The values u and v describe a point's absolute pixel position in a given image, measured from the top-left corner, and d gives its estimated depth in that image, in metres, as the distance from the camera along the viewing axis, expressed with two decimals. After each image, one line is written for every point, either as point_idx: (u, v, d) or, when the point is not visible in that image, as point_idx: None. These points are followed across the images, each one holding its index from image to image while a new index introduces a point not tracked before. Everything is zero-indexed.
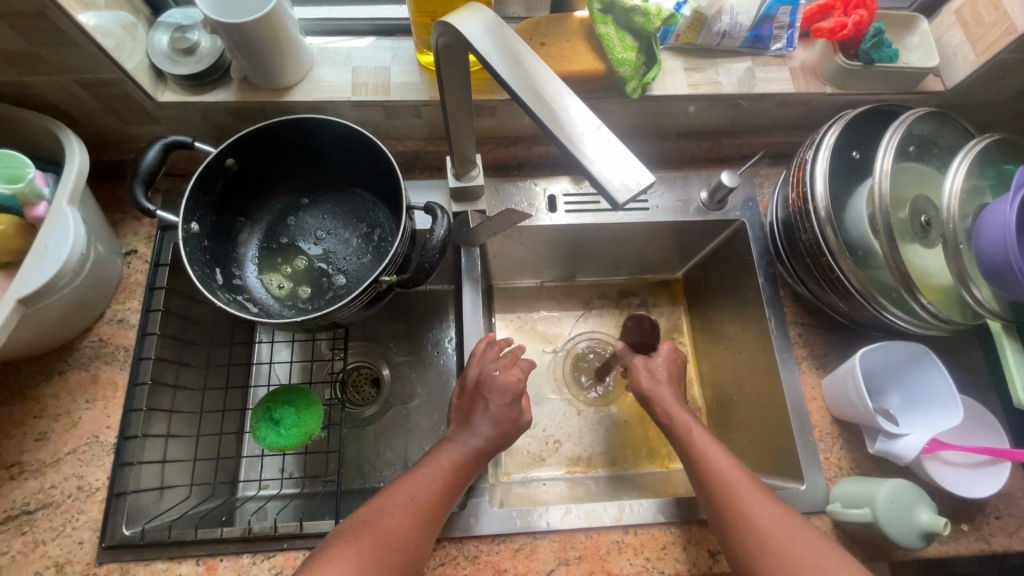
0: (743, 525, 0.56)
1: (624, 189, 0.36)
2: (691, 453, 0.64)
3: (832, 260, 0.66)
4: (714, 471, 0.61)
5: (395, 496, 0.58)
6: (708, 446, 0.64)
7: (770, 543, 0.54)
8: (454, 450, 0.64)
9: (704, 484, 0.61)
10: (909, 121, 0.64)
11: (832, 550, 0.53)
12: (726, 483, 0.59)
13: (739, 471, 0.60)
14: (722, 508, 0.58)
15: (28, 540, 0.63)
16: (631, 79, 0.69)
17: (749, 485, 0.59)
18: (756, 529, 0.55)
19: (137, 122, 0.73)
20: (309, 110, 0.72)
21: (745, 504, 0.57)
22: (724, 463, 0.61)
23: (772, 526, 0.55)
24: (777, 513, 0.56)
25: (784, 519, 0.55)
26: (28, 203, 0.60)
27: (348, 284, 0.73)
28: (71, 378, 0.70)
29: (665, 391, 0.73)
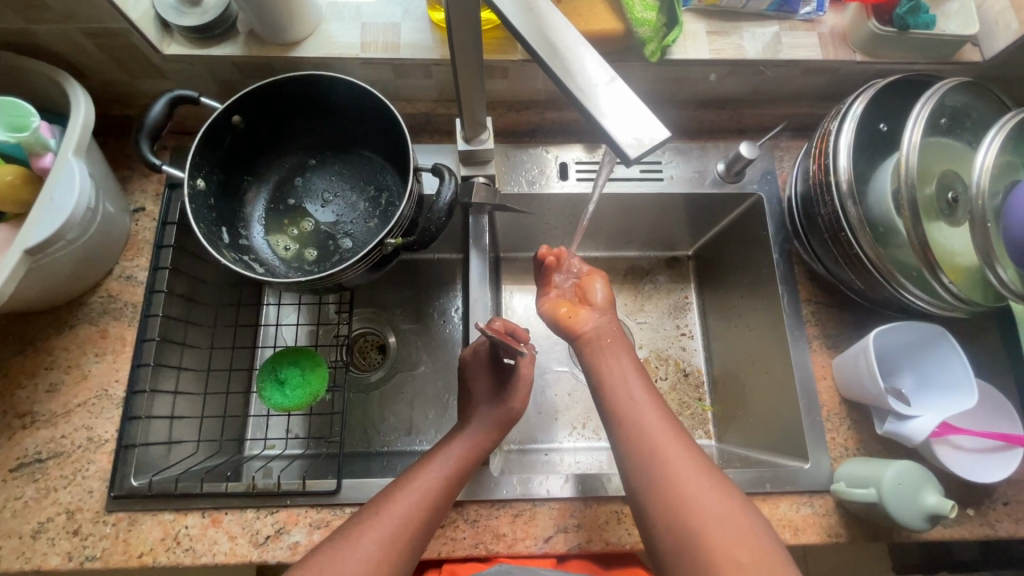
0: (662, 478, 0.53)
1: (636, 144, 0.34)
2: (617, 399, 0.60)
3: (852, 235, 0.64)
4: (634, 422, 0.57)
5: (365, 538, 0.55)
6: (637, 394, 0.59)
7: (684, 502, 0.52)
8: (431, 476, 0.61)
9: (626, 433, 0.57)
10: (943, 91, 0.60)
11: (747, 520, 0.51)
12: (646, 436, 0.56)
13: (668, 423, 0.57)
14: (640, 441, 0.56)
15: (41, 487, 0.64)
16: (651, 41, 0.66)
17: (676, 442, 0.55)
18: (677, 483, 0.53)
19: (143, 75, 0.72)
20: (316, 67, 0.70)
21: (664, 457, 0.54)
22: (655, 413, 0.58)
23: (693, 484, 0.52)
24: (702, 472, 0.53)
25: (706, 479, 0.53)
26: (35, 153, 0.60)
27: (354, 247, 0.73)
28: (80, 332, 0.70)
29: (606, 321, 0.66)
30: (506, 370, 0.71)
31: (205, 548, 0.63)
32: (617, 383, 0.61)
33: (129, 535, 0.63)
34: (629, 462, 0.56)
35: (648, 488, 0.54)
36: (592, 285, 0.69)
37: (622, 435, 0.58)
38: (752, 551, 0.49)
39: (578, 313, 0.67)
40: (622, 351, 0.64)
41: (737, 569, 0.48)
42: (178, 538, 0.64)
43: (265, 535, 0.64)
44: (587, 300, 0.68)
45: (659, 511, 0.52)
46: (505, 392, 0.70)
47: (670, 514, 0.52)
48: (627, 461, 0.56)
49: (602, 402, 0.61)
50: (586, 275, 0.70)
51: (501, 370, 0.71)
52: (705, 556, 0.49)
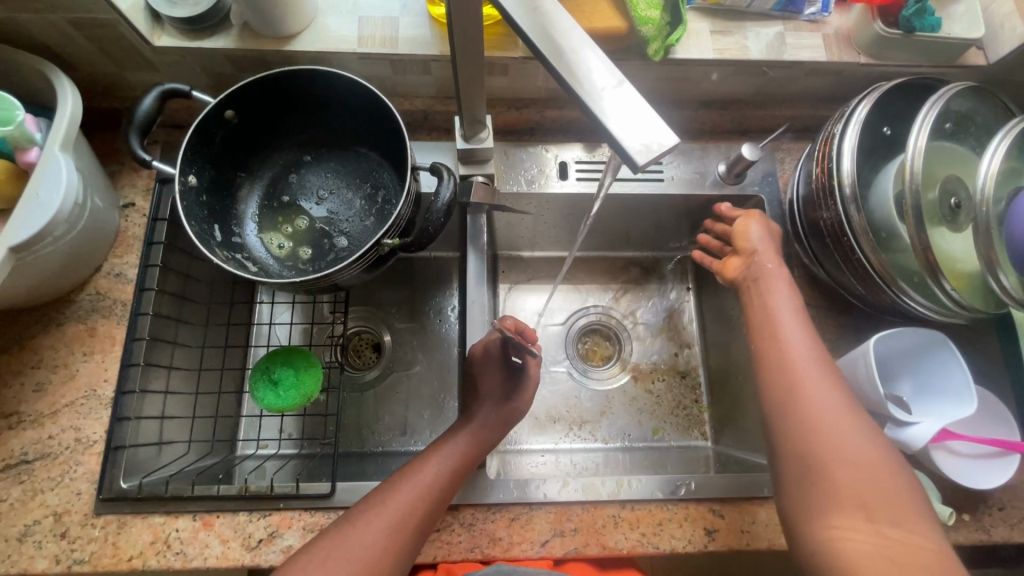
0: (801, 408, 0.53)
1: (644, 150, 0.33)
2: (765, 336, 0.60)
3: (854, 240, 0.63)
4: (786, 360, 0.57)
5: (369, 524, 0.56)
6: (798, 332, 0.59)
7: (820, 430, 0.52)
8: (435, 468, 0.61)
9: (771, 364, 0.57)
10: (949, 96, 0.60)
11: (886, 462, 0.50)
12: (791, 369, 0.56)
13: (819, 360, 0.57)
14: (782, 373, 0.56)
15: (27, 489, 0.63)
16: (654, 40, 0.65)
17: (822, 374, 0.55)
18: (818, 415, 0.53)
19: (132, 67, 0.70)
20: (312, 61, 0.69)
21: (809, 388, 0.54)
22: (805, 350, 0.57)
23: (833, 415, 0.53)
24: (845, 406, 0.53)
25: (849, 414, 0.53)
26: (20, 147, 0.58)
27: (350, 246, 0.71)
28: (68, 330, 0.69)
29: (773, 266, 0.65)
30: (515, 371, 0.71)
31: (196, 552, 0.62)
32: (767, 321, 0.61)
33: (118, 538, 0.62)
34: (768, 390, 0.56)
35: (783, 416, 0.54)
36: (742, 226, 0.69)
37: (765, 365, 0.58)
38: (881, 491, 0.49)
39: (730, 263, 0.70)
40: (779, 283, 0.63)
41: (860, 503, 0.48)
42: (169, 542, 0.63)
43: (258, 538, 0.63)
44: (738, 245, 0.69)
45: (788, 438, 0.53)
46: (509, 391, 0.70)
47: (803, 441, 0.52)
48: (767, 391, 0.57)
49: (754, 333, 0.61)
50: (739, 218, 0.70)
51: (509, 368, 0.70)
52: (827, 484, 0.50)
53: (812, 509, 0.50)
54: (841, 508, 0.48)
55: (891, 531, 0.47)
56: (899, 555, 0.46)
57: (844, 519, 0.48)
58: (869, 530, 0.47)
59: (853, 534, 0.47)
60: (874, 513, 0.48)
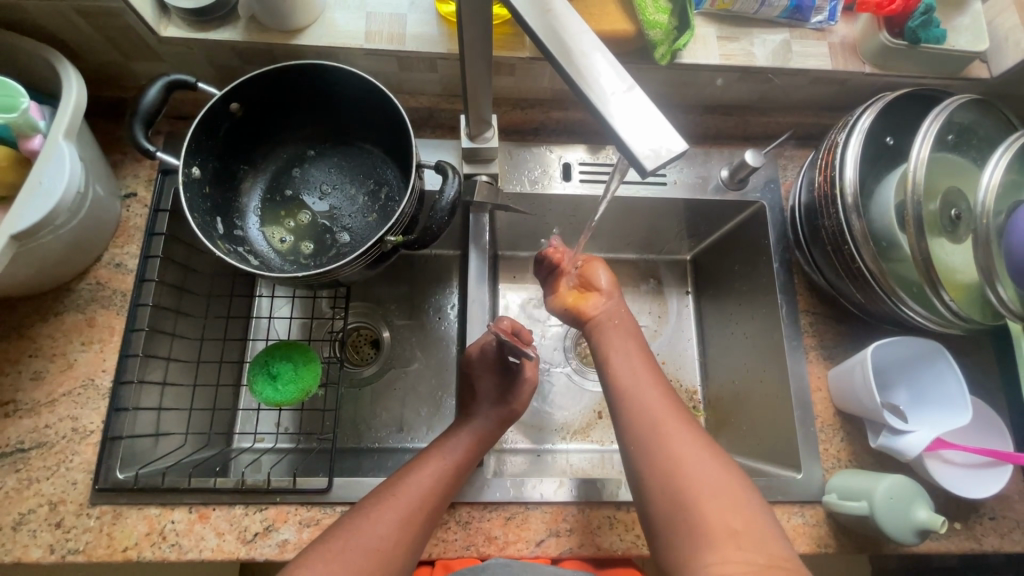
0: (659, 449, 0.53)
1: (653, 155, 0.34)
2: (621, 377, 0.60)
3: (855, 249, 0.63)
4: (639, 401, 0.57)
5: (381, 517, 0.56)
6: (644, 373, 0.60)
7: (677, 468, 0.51)
8: (440, 463, 0.62)
9: (626, 410, 0.57)
10: (952, 108, 0.60)
11: (740, 490, 0.50)
12: (647, 409, 0.56)
13: (667, 398, 0.57)
14: (641, 414, 0.56)
15: (22, 477, 0.63)
16: (661, 44, 0.65)
17: (672, 413, 0.56)
18: (677, 453, 0.52)
19: (138, 57, 0.69)
20: (319, 56, 0.69)
21: (665, 426, 0.54)
22: (656, 388, 0.58)
23: (686, 450, 0.52)
24: (698, 442, 0.53)
25: (703, 449, 0.52)
26: (23, 135, 0.58)
27: (352, 242, 0.71)
28: (67, 319, 0.69)
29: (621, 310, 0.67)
30: (512, 371, 0.71)
31: (192, 544, 0.62)
32: (621, 363, 0.61)
33: (114, 529, 0.62)
34: (629, 436, 0.56)
35: (645, 458, 0.53)
36: (592, 273, 0.69)
37: (621, 411, 0.58)
38: (743, 517, 0.48)
39: (587, 298, 0.68)
40: (615, 329, 0.65)
41: (729, 533, 0.47)
42: (164, 533, 0.62)
43: (253, 532, 0.63)
44: (591, 286, 0.69)
45: (652, 479, 0.52)
46: (508, 390, 0.70)
47: (665, 480, 0.51)
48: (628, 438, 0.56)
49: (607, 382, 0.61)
50: (586, 262, 0.70)
51: (504, 369, 0.70)
52: (694, 519, 0.49)
53: (683, 548, 0.48)
54: (711, 543, 0.47)
55: (757, 558, 0.46)
56: None
57: (717, 554, 0.47)
58: (740, 559, 0.46)
59: (729, 566, 0.46)
60: (744, 541, 0.47)
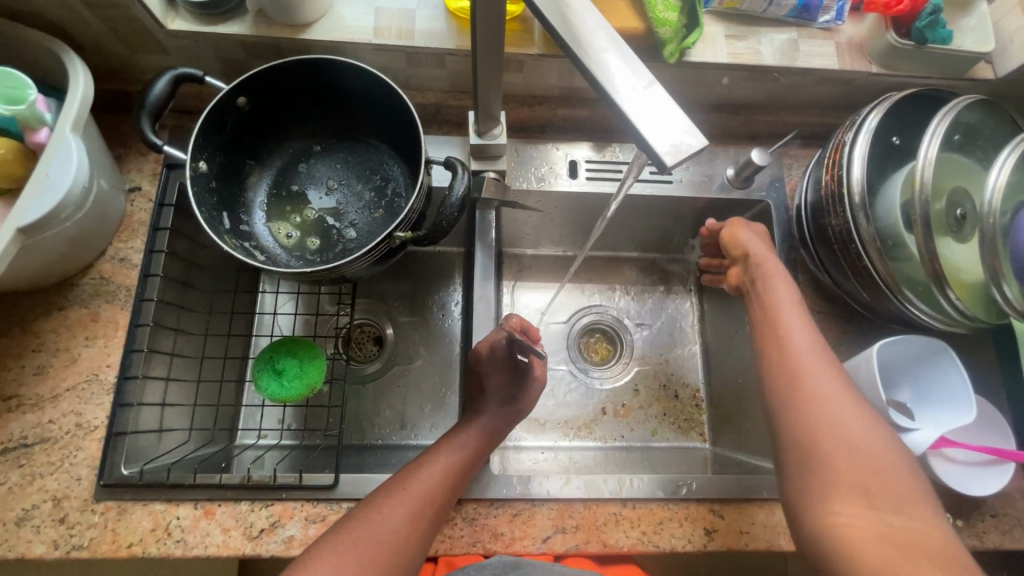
0: (806, 398, 0.53)
1: (673, 151, 0.34)
2: (772, 327, 0.60)
3: (862, 247, 0.64)
4: (790, 354, 0.57)
5: (393, 510, 0.56)
6: (799, 324, 0.59)
7: (822, 419, 0.52)
8: (450, 458, 0.62)
9: (773, 357, 0.58)
10: (959, 108, 0.60)
11: (883, 447, 0.51)
12: (796, 360, 0.56)
13: (819, 352, 0.57)
14: (783, 367, 0.56)
15: (25, 473, 0.62)
16: (671, 41, 0.65)
17: (824, 367, 0.55)
18: (819, 410, 0.53)
19: (143, 50, 0.69)
20: (326, 50, 0.68)
21: (808, 380, 0.55)
22: (807, 340, 0.58)
23: (838, 407, 0.53)
24: (845, 395, 0.53)
25: (850, 406, 0.53)
26: (29, 127, 0.57)
27: (358, 238, 0.71)
28: (70, 314, 0.68)
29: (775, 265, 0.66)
30: (521, 369, 0.71)
31: (197, 540, 0.62)
32: (773, 314, 0.61)
33: (118, 525, 0.62)
34: (773, 382, 0.56)
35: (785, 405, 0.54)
36: (734, 236, 0.70)
37: (769, 357, 0.58)
38: (882, 477, 0.49)
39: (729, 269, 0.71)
40: (779, 279, 0.63)
41: (854, 486, 0.49)
42: (170, 529, 0.62)
43: (259, 528, 0.63)
44: (732, 253, 0.70)
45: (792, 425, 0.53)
46: (515, 387, 0.70)
47: (807, 429, 0.52)
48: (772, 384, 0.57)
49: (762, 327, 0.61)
50: (726, 228, 0.72)
51: (515, 367, 0.70)
52: (824, 470, 0.50)
53: (814, 494, 0.50)
54: (834, 496, 0.49)
55: (893, 518, 0.47)
56: (899, 540, 0.46)
57: (842, 507, 0.48)
58: (867, 514, 0.47)
59: (853, 519, 0.48)
60: (870, 496, 0.48)
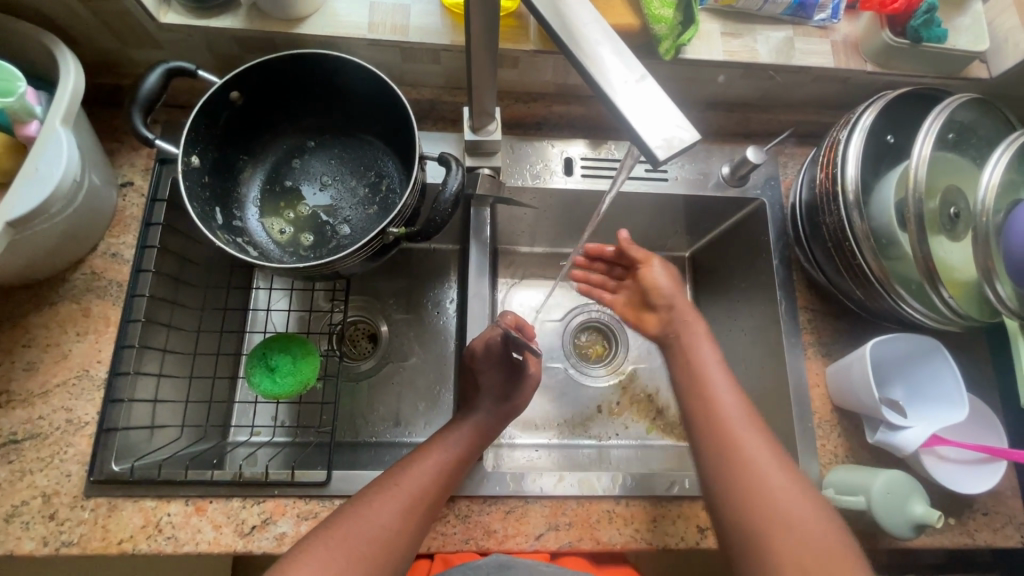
0: (745, 470, 0.54)
1: (665, 145, 0.33)
2: (698, 392, 0.61)
3: (856, 245, 0.64)
4: (721, 421, 0.58)
5: (384, 507, 0.56)
6: (728, 391, 0.60)
7: (760, 491, 0.52)
8: (443, 455, 0.62)
9: (704, 424, 0.59)
10: (953, 107, 0.61)
11: (821, 518, 0.51)
12: (729, 430, 0.57)
13: (747, 419, 0.58)
14: (715, 435, 0.57)
15: (15, 469, 0.62)
16: (666, 38, 0.64)
17: (759, 437, 0.56)
18: (753, 477, 0.53)
19: (135, 43, 0.68)
20: (321, 45, 0.68)
21: (742, 449, 0.55)
22: (732, 406, 0.59)
23: (770, 477, 0.53)
24: (774, 462, 0.54)
25: (779, 474, 0.53)
26: (18, 120, 0.57)
27: (352, 234, 0.71)
28: (61, 310, 0.68)
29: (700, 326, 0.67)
30: (514, 366, 0.71)
31: (188, 537, 0.62)
32: (696, 378, 0.62)
33: (109, 522, 0.61)
34: (709, 451, 0.57)
35: (724, 476, 0.55)
36: (648, 276, 0.74)
37: (701, 426, 0.59)
38: (815, 545, 0.49)
39: (648, 317, 0.73)
40: (703, 341, 0.65)
41: (797, 563, 0.48)
42: (160, 526, 0.62)
43: (251, 525, 0.63)
44: (654, 300, 0.72)
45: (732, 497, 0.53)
46: (509, 383, 0.70)
47: (749, 503, 0.52)
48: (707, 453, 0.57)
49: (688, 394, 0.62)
50: (641, 264, 0.75)
51: (510, 365, 0.70)
52: (768, 547, 0.50)
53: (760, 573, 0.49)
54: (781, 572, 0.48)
55: None
56: None
57: None
58: None
59: None
60: (813, 572, 0.48)
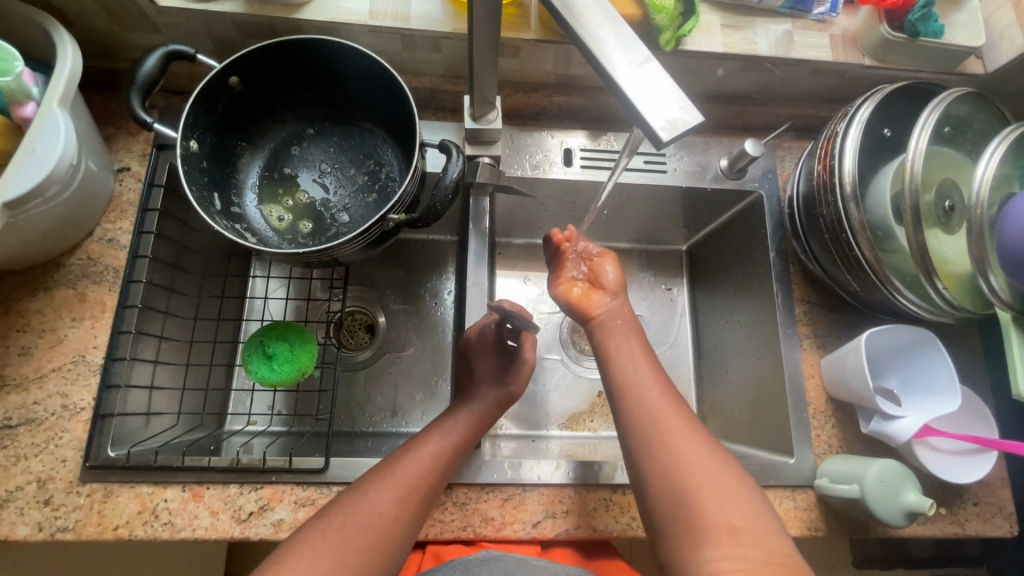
0: (663, 446, 0.52)
1: (668, 127, 0.34)
2: (622, 367, 0.60)
3: (852, 237, 0.64)
4: (641, 396, 0.57)
5: (380, 494, 0.56)
6: (645, 365, 0.60)
7: (678, 464, 0.51)
8: (439, 443, 0.62)
9: (628, 398, 0.57)
10: (949, 101, 0.61)
11: (742, 484, 0.50)
12: (648, 408, 0.56)
13: (670, 394, 0.57)
14: (639, 407, 0.56)
15: (10, 454, 0.61)
16: (666, 30, 0.65)
17: (676, 413, 0.55)
18: (678, 447, 0.52)
19: (133, 27, 0.68)
20: (321, 31, 0.68)
21: (665, 421, 0.54)
22: (654, 383, 0.58)
23: (693, 447, 0.52)
24: (699, 434, 0.53)
25: (704, 446, 0.52)
26: (15, 101, 0.56)
27: (351, 223, 0.70)
28: (57, 295, 0.67)
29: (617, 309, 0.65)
30: (509, 353, 0.71)
31: (185, 523, 0.62)
32: (620, 353, 0.61)
33: (104, 507, 0.61)
34: (629, 426, 0.56)
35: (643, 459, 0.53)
36: (603, 269, 0.68)
37: (623, 399, 0.58)
38: (744, 515, 0.48)
39: (591, 296, 0.67)
40: (629, 321, 0.64)
41: (729, 530, 0.47)
42: (157, 512, 0.62)
43: (248, 511, 0.63)
44: (601, 284, 0.68)
45: (651, 477, 0.52)
46: (506, 372, 0.70)
47: (665, 481, 0.51)
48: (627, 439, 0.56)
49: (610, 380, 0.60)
50: (600, 257, 0.70)
51: (503, 351, 0.71)
52: (696, 516, 0.48)
53: (686, 543, 0.48)
54: (712, 541, 0.47)
55: (756, 556, 0.45)
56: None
57: (719, 551, 0.46)
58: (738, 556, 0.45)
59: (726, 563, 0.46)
60: (743, 539, 0.46)
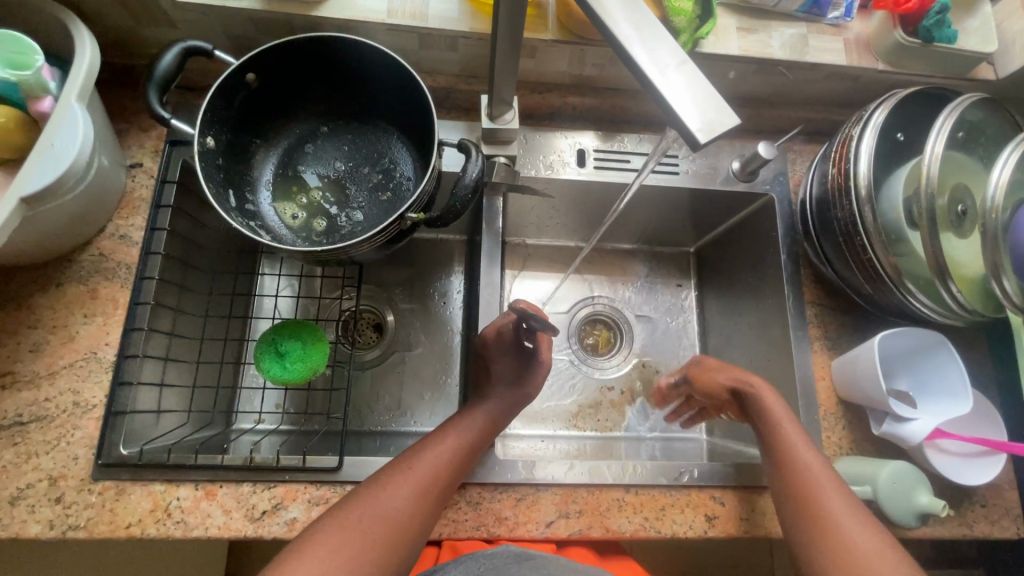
0: (843, 552, 0.51)
1: (705, 128, 0.34)
2: (789, 465, 0.58)
3: (867, 240, 0.65)
4: (817, 495, 0.55)
5: (397, 488, 0.56)
6: (813, 459, 0.58)
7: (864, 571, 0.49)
8: (455, 441, 0.62)
9: (800, 501, 0.56)
10: (964, 106, 0.62)
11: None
12: (825, 510, 0.54)
13: (842, 490, 0.55)
14: (809, 515, 0.54)
15: (21, 451, 0.61)
16: (683, 31, 0.65)
17: (858, 516, 0.53)
18: (852, 556, 0.50)
19: (149, 22, 0.67)
20: (338, 29, 0.68)
21: (840, 521, 0.53)
22: (827, 482, 0.56)
23: (872, 548, 0.51)
24: (870, 535, 0.51)
25: (883, 549, 0.50)
26: (32, 95, 0.56)
27: (365, 221, 0.70)
28: (68, 291, 0.67)
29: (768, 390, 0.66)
30: (526, 354, 0.71)
31: (198, 521, 0.61)
32: (781, 448, 0.60)
33: (117, 505, 0.61)
34: (803, 532, 0.54)
35: (793, 519, 0.55)
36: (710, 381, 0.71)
37: (794, 502, 0.56)
38: None
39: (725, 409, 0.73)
40: (775, 400, 0.64)
41: None
42: (169, 510, 0.61)
43: (261, 510, 0.63)
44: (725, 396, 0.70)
45: (800, 537, 0.54)
46: (521, 372, 0.70)
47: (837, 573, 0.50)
48: (782, 495, 0.58)
49: (763, 437, 0.62)
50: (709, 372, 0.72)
51: (520, 352, 0.70)
52: None
53: None
54: None
55: None
56: None
57: None
58: None
59: None
60: None
